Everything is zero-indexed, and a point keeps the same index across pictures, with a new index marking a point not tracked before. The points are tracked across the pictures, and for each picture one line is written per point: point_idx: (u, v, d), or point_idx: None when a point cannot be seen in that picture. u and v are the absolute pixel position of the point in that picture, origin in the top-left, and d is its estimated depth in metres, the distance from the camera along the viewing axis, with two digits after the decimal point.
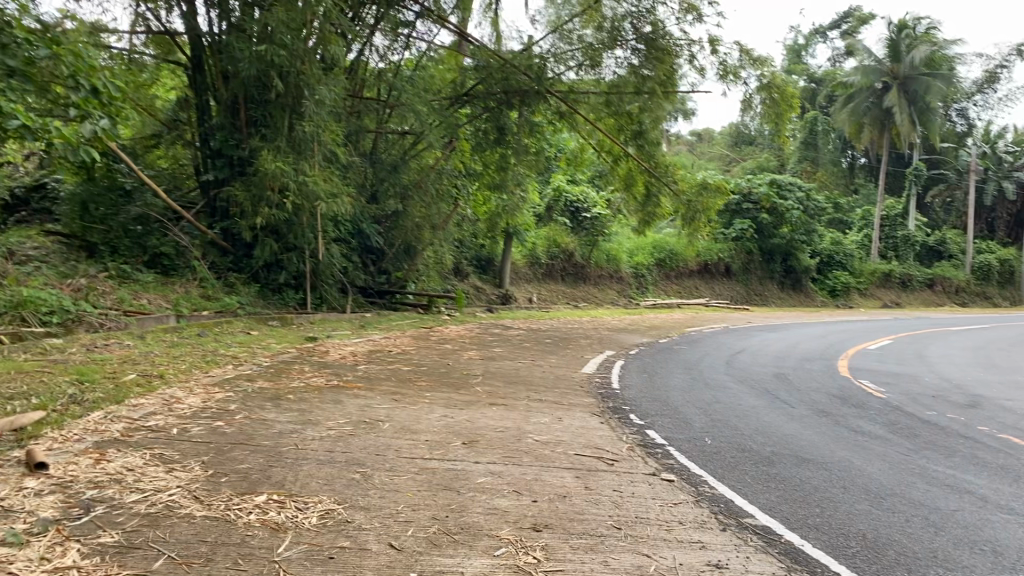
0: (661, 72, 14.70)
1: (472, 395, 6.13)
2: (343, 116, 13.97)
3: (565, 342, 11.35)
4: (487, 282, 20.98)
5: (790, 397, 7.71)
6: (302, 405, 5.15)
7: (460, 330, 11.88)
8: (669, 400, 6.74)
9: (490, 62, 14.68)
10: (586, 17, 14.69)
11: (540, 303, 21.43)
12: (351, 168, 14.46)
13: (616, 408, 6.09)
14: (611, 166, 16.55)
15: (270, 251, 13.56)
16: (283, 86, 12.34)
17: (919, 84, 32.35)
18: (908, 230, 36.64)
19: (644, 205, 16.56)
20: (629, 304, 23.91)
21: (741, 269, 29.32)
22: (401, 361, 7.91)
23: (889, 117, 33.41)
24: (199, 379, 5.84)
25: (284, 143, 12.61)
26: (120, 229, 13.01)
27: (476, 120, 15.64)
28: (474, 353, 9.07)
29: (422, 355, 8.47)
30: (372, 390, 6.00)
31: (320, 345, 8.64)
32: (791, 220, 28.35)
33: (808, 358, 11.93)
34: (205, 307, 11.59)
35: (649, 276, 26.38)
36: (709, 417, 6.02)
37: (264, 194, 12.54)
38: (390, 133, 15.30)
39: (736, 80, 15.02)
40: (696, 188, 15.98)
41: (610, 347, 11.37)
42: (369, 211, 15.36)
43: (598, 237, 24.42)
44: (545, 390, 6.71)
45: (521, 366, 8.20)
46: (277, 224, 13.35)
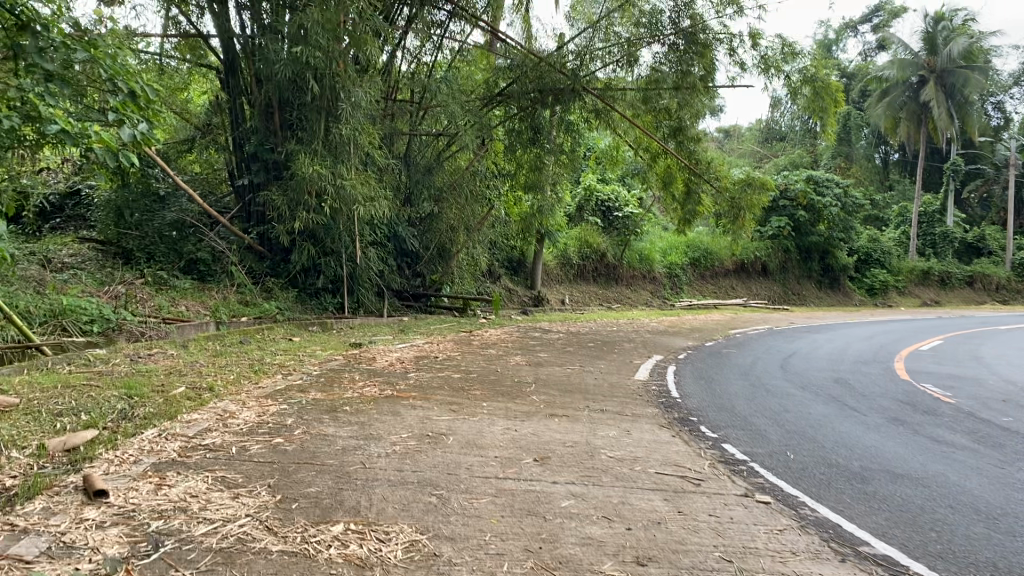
0: (701, 67, 14.29)
1: (530, 405, 5.86)
2: (378, 118, 13.75)
3: (609, 346, 11.04)
4: (520, 284, 20.66)
5: (857, 404, 7.36)
6: (359, 418, 4.91)
7: (502, 334, 11.60)
8: (736, 410, 6.43)
9: (525, 60, 14.37)
10: (622, 12, 14.24)
11: (574, 305, 21.12)
12: (386, 171, 14.24)
13: (683, 420, 5.80)
14: (649, 163, 16.48)
15: (308, 256, 13.44)
16: (319, 88, 12.14)
17: (956, 77, 31.50)
18: (946, 226, 35.84)
19: (685, 202, 16.25)
20: (663, 305, 23.49)
21: (777, 268, 28.83)
22: (449, 367, 7.66)
23: (927, 111, 32.67)
24: (250, 391, 5.61)
25: (320, 146, 12.39)
26: (155, 234, 12.93)
27: (510, 120, 15.35)
28: (521, 358, 8.79)
29: (469, 361, 8.21)
30: (427, 400, 5.74)
31: (364, 351, 8.40)
32: (828, 217, 28.01)
33: (861, 360, 11.52)
34: (243, 313, 11.43)
35: (684, 276, 25.90)
36: (782, 429, 5.71)
37: (300, 198, 12.35)
38: (423, 135, 15.05)
39: (778, 74, 14.57)
40: (739, 185, 15.71)
41: (656, 350, 11.05)
42: (404, 213, 15.18)
43: (631, 237, 23.99)
44: (604, 398, 6.41)
45: (573, 372, 7.89)
46: (313, 228, 13.16)
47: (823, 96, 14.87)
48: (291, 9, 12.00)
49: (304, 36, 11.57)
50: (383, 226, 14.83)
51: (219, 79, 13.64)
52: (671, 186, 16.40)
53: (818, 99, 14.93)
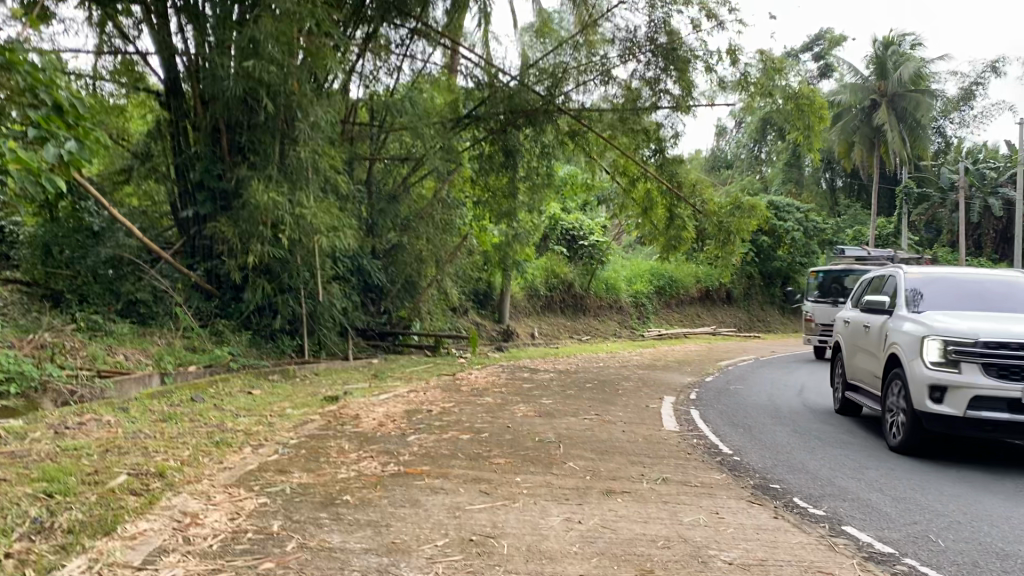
0: (679, 82, 13.30)
1: (574, 479, 4.61)
2: (338, 142, 12.47)
3: (610, 387, 9.84)
4: (486, 318, 19.39)
5: (931, 451, 6.32)
6: (371, 514, 3.63)
7: (488, 377, 10.36)
8: (812, 467, 5.35)
9: (493, 78, 13.26)
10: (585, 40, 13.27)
11: (543, 339, 19.92)
12: (347, 198, 12.90)
13: (766, 487, 4.70)
14: (627, 189, 15.42)
15: (261, 293, 11.96)
16: (273, 106, 10.83)
17: (907, 101, 31.52)
18: (903, 248, 35.78)
19: (667, 229, 15.27)
20: (634, 336, 22.45)
21: (742, 294, 28.12)
22: (448, 424, 6.38)
23: (881, 135, 32.65)
24: (218, 476, 4.27)
25: (276, 171, 11.07)
26: (86, 274, 11.49)
27: (478, 143, 14.18)
28: (525, 408, 7.50)
29: (467, 415, 6.91)
30: (447, 478, 4.46)
31: (342, 406, 7.04)
32: (791, 241, 27.46)
33: None
34: (190, 361, 9.97)
35: (651, 305, 24.87)
36: (891, 497, 4.62)
37: (253, 228, 10.99)
38: (385, 160, 13.80)
39: (760, 91, 13.64)
40: (729, 209, 14.60)
41: (661, 390, 9.91)
42: (367, 245, 13.87)
43: (597, 266, 22.93)
44: (655, 462, 5.21)
45: (594, 425, 6.65)
46: (268, 262, 11.77)
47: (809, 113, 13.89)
48: (239, 21, 10.70)
49: (255, 48, 10.28)
50: (344, 259, 13.46)
51: (158, 103, 12.24)
52: (649, 212, 15.32)
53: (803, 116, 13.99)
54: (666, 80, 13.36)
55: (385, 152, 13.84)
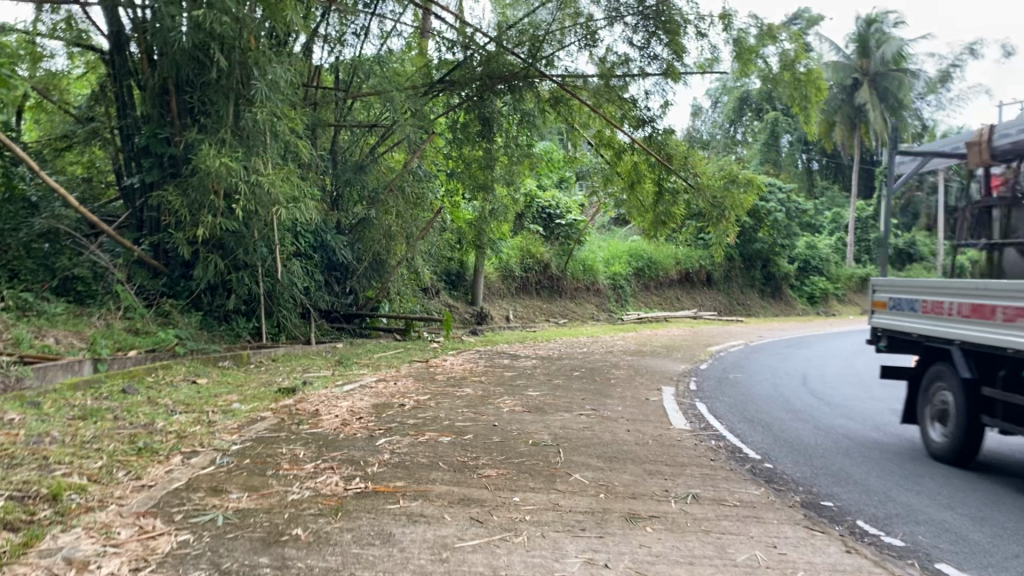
0: (670, 48, 12.30)
1: (586, 499, 3.71)
2: (300, 106, 11.36)
3: (600, 375, 8.98)
4: (460, 299, 18.41)
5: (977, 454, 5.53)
6: (329, 559, 2.72)
7: (465, 364, 9.40)
8: (859, 478, 4.51)
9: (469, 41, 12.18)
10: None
11: (519, 322, 19.03)
12: (310, 168, 11.81)
13: (818, 508, 3.85)
14: (611, 161, 14.44)
15: (214, 271, 10.87)
16: (227, 63, 9.74)
17: (890, 80, 31.10)
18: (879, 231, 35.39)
19: (656, 204, 14.33)
20: (612, 319, 21.64)
21: (721, 276, 27.41)
22: (428, 423, 5.44)
23: (860, 115, 32.09)
24: (134, 499, 3.31)
25: (229, 135, 9.96)
26: (20, 249, 10.32)
27: (453, 111, 13.13)
28: (510, 402, 6.59)
29: (446, 410, 5.98)
30: (431, 498, 3.55)
31: (301, 400, 6.08)
32: (771, 222, 26.85)
33: (883, 385, 9.88)
34: (131, 345, 8.89)
35: (628, 287, 24.05)
36: (969, 519, 3.79)
37: (204, 198, 9.90)
38: (352, 129, 12.75)
39: (752, 59, 12.36)
40: (721, 183, 13.51)
41: (655, 378, 9.06)
42: (332, 219, 12.80)
43: (574, 246, 22.00)
44: (678, 474, 4.34)
45: (596, 423, 5.77)
46: (221, 237, 10.67)
47: (804, 85, 12.45)
48: None
49: None
50: (307, 234, 12.36)
51: (102, 60, 11.06)
52: (636, 187, 14.34)
53: (799, 86, 12.51)
54: (657, 46, 12.35)
55: (351, 120, 12.74)
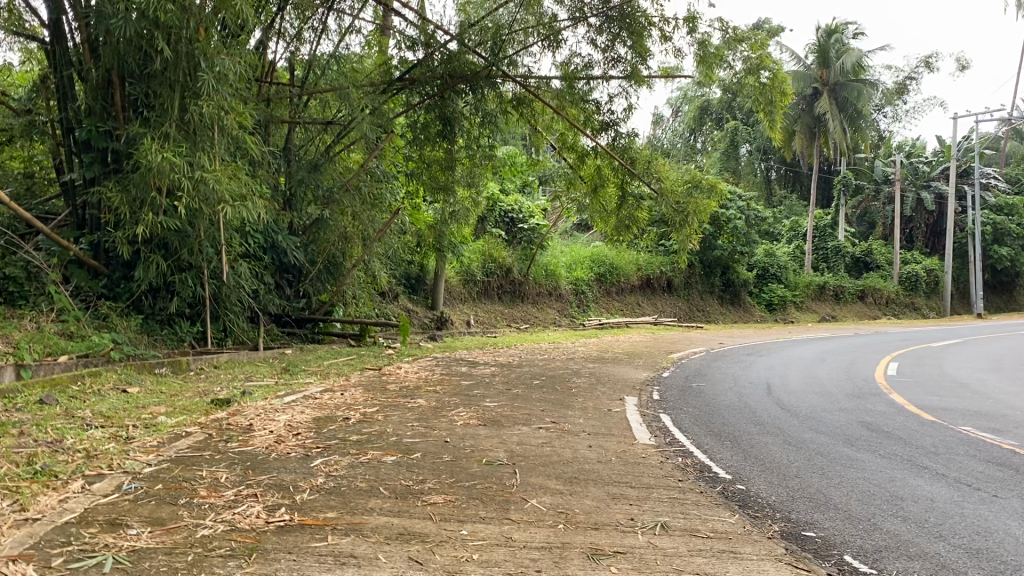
0: (634, 50, 11.98)
1: (544, 531, 3.28)
2: (252, 101, 10.74)
3: (560, 385, 8.57)
4: (419, 304, 17.91)
5: (960, 473, 5.21)
6: None
7: (420, 372, 8.92)
8: (841, 504, 4.15)
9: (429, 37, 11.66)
10: None
11: (480, 328, 18.59)
12: (260, 166, 11.24)
13: (799, 540, 3.47)
14: (573, 165, 14.04)
15: (156, 272, 10.24)
16: (171, 54, 9.10)
17: (849, 91, 31.24)
18: (839, 240, 35.59)
19: (619, 209, 13.97)
20: (574, 326, 21.29)
21: (682, 283, 27.24)
22: (373, 439, 4.98)
23: (820, 124, 32.21)
24: (12, 539, 2.81)
25: (173, 129, 9.28)
26: None
27: (412, 110, 12.50)
28: (465, 414, 6.15)
29: (395, 425, 5.52)
30: (365, 534, 3.08)
31: (236, 413, 5.57)
32: (732, 230, 26.77)
33: (852, 396, 9.60)
34: (59, 350, 8.27)
35: (590, 293, 23.74)
36: (964, 552, 3.43)
37: (144, 195, 9.27)
38: (306, 126, 12.19)
39: (716, 63, 12.00)
40: (686, 187, 13.17)
41: (618, 388, 8.68)
42: (284, 219, 12.22)
43: (537, 251, 21.62)
44: (646, 498, 3.93)
45: (557, 439, 5.35)
46: (163, 236, 10.06)
47: (770, 89, 12.23)
48: None
49: None
50: (256, 234, 11.76)
51: (40, 48, 10.39)
52: (599, 191, 13.96)
53: (764, 91, 12.33)
54: (621, 49, 12.03)
55: (305, 116, 12.17)
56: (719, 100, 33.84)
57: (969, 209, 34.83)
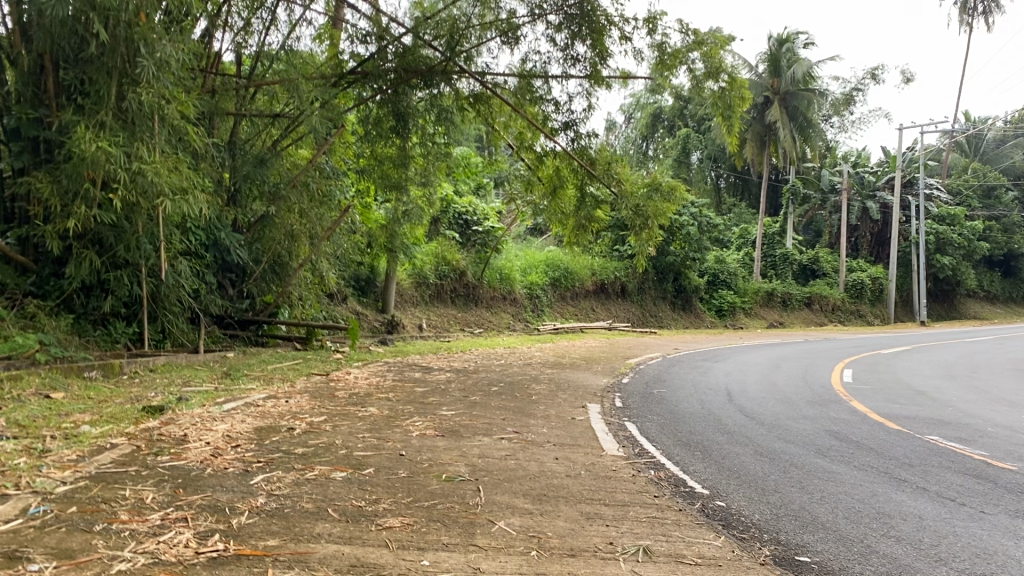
0: (594, 49, 11.65)
1: (516, 560, 2.90)
2: (194, 91, 10.15)
3: (518, 392, 8.20)
4: (369, 306, 17.40)
5: (941, 488, 4.99)
6: None
7: (371, 378, 8.48)
8: (830, 524, 3.86)
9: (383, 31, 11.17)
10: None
11: (432, 332, 18.16)
12: (202, 159, 10.66)
13: (795, 567, 3.16)
14: (530, 166, 13.68)
15: (90, 270, 9.56)
16: (108, 37, 8.44)
17: (800, 100, 31.56)
18: (789, 248, 36.00)
19: (574, 212, 13.67)
20: (527, 330, 20.98)
21: (635, 288, 27.11)
22: (321, 452, 4.56)
23: (772, 133, 32.46)
24: None
25: (110, 117, 8.63)
26: None
27: (364, 106, 12.01)
28: (420, 424, 5.73)
29: (345, 435, 5.10)
30: (312, 566, 2.69)
31: (169, 423, 5.08)
32: (685, 236, 26.79)
33: (813, 404, 9.44)
34: None
35: (544, 297, 23.46)
36: None
37: (76, 186, 8.65)
38: (253, 119, 11.63)
39: (675, 66, 11.73)
40: (645, 190, 12.96)
41: (579, 394, 8.36)
42: (227, 216, 11.65)
43: (490, 254, 21.23)
44: (622, 518, 3.60)
45: (520, 451, 4.99)
46: (97, 231, 9.43)
47: (729, 93, 11.94)
48: None
49: None
50: (197, 231, 11.15)
51: None
52: (556, 192, 13.63)
53: (722, 96, 12.04)
54: (580, 48, 11.67)
55: (252, 109, 11.61)
56: (672, 107, 33.93)
57: (914, 220, 35.48)
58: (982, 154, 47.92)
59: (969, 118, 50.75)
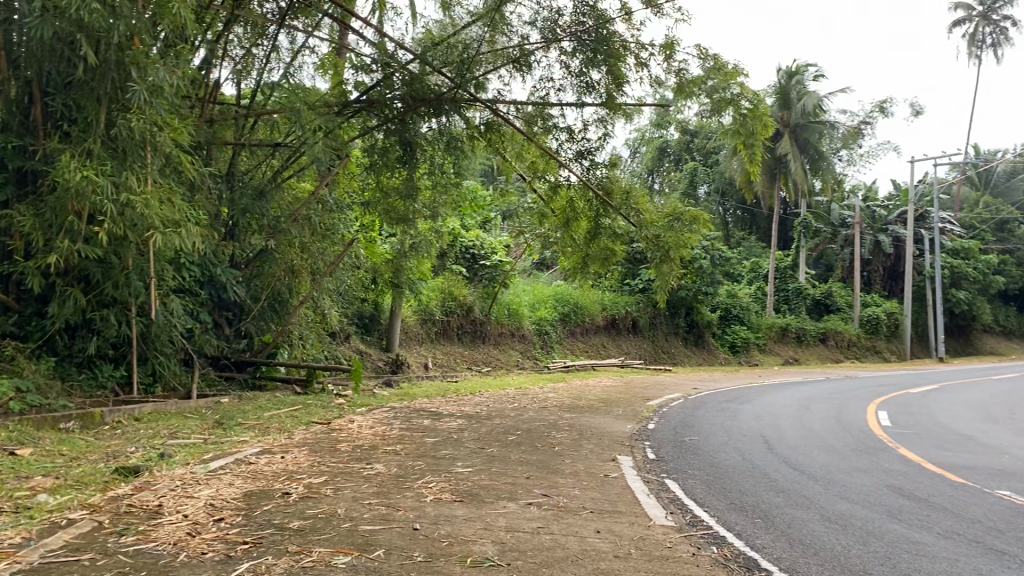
0: (610, 78, 10.63)
1: None
2: (190, 118, 9.48)
3: (538, 442, 7.43)
4: (373, 345, 16.70)
5: None
6: None
7: (377, 426, 7.74)
8: None
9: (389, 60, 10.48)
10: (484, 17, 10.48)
11: (439, 371, 17.46)
12: (198, 190, 10.01)
13: None
14: (542, 197, 12.95)
15: (75, 308, 8.85)
16: (96, 60, 7.71)
17: (810, 132, 31.08)
18: (800, 282, 35.42)
19: (587, 246, 12.97)
20: (537, 368, 20.23)
21: (647, 324, 26.36)
22: (321, 526, 3.82)
23: (781, 165, 31.91)
24: None
25: (98, 146, 7.92)
26: None
27: (370, 137, 11.35)
28: (434, 486, 4.98)
29: (349, 502, 4.37)
30: None
31: (144, 488, 4.36)
32: (699, 269, 26.14)
33: (859, 453, 8.65)
34: None
35: (553, 334, 22.73)
36: None
37: (60, 218, 7.98)
38: (253, 149, 10.98)
39: (693, 96, 10.90)
40: (666, 221, 12.26)
41: (606, 444, 7.59)
42: (225, 251, 10.98)
43: (498, 289, 20.51)
44: None
45: (554, 522, 4.25)
46: (83, 267, 8.74)
47: (750, 121, 10.86)
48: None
49: None
50: (192, 267, 10.49)
51: None
52: (569, 225, 12.93)
53: (744, 124, 10.95)
54: (594, 75, 10.72)
55: (254, 139, 10.93)
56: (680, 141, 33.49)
57: (927, 253, 34.80)
58: (992, 187, 47.27)
59: (978, 151, 50.17)
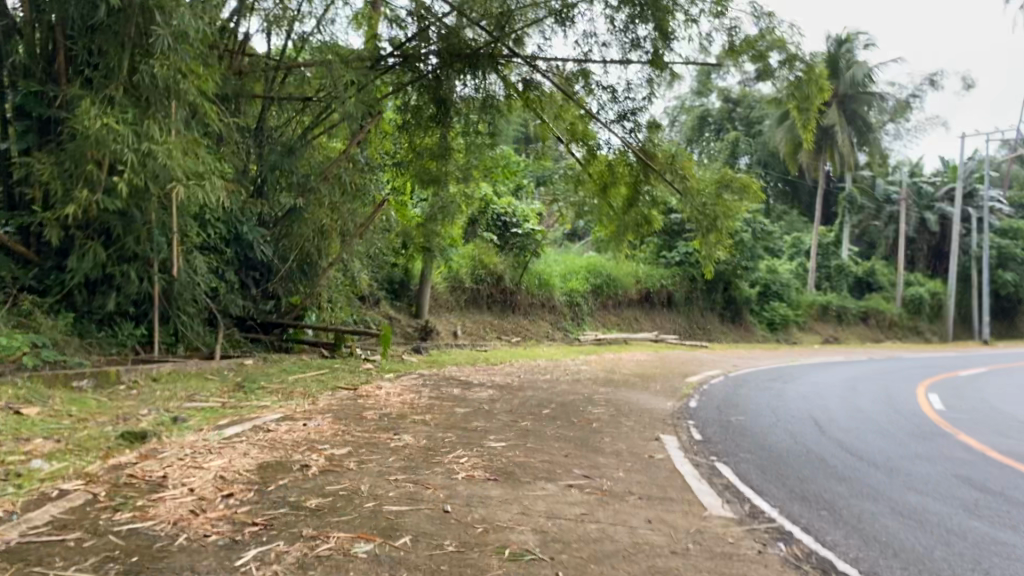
0: (657, 33, 9.97)
1: None
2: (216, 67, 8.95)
3: (575, 416, 6.99)
4: (402, 311, 16.32)
5: None
6: None
7: (405, 395, 7.33)
8: None
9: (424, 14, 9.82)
10: None
11: (469, 339, 17.05)
12: (226, 144, 9.56)
13: None
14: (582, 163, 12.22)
15: (94, 263, 8.48)
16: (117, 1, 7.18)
17: (857, 104, 30.04)
18: (840, 260, 34.54)
19: (626, 215, 12.36)
20: (569, 340, 19.77)
21: (682, 298, 25.74)
22: (342, 505, 3.42)
23: (827, 138, 30.37)
24: None
25: (120, 94, 7.39)
26: None
27: (404, 94, 10.84)
28: (465, 462, 4.55)
29: (373, 478, 3.97)
30: None
31: (150, 456, 3.98)
32: (738, 244, 25.41)
33: (918, 438, 8.08)
34: None
35: (586, 305, 22.21)
36: None
37: (79, 167, 7.58)
38: (284, 104, 10.46)
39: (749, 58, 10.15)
40: (714, 188, 11.55)
41: (647, 421, 7.13)
42: (252, 209, 10.55)
43: (530, 258, 20.00)
44: None
45: (599, 507, 3.82)
46: (104, 220, 8.36)
47: (806, 83, 9.94)
48: None
49: None
50: (219, 224, 10.13)
51: None
52: (607, 191, 12.32)
53: (799, 86, 10.00)
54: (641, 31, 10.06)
55: (285, 93, 10.38)
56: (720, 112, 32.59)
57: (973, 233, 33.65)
58: None
59: None
